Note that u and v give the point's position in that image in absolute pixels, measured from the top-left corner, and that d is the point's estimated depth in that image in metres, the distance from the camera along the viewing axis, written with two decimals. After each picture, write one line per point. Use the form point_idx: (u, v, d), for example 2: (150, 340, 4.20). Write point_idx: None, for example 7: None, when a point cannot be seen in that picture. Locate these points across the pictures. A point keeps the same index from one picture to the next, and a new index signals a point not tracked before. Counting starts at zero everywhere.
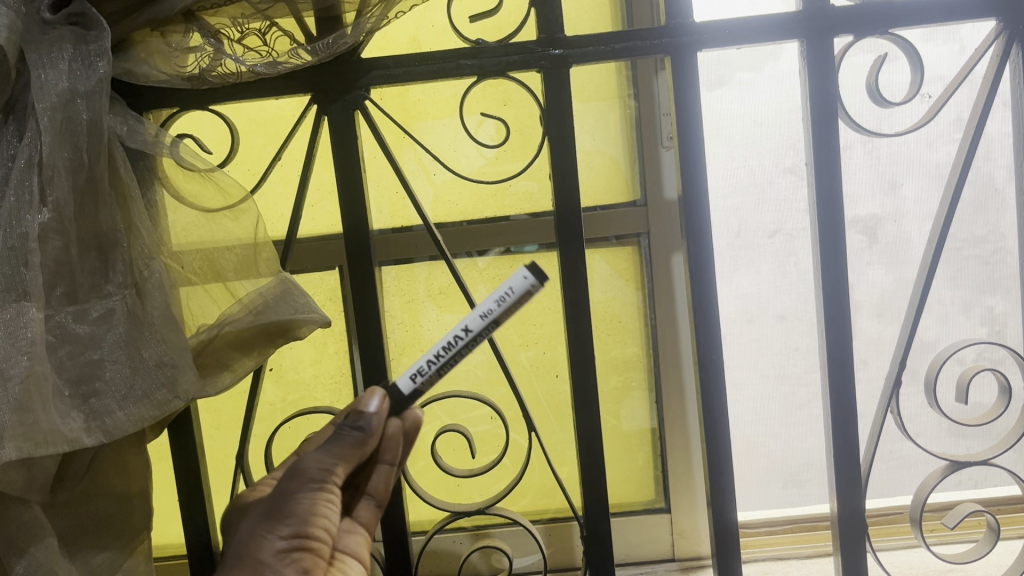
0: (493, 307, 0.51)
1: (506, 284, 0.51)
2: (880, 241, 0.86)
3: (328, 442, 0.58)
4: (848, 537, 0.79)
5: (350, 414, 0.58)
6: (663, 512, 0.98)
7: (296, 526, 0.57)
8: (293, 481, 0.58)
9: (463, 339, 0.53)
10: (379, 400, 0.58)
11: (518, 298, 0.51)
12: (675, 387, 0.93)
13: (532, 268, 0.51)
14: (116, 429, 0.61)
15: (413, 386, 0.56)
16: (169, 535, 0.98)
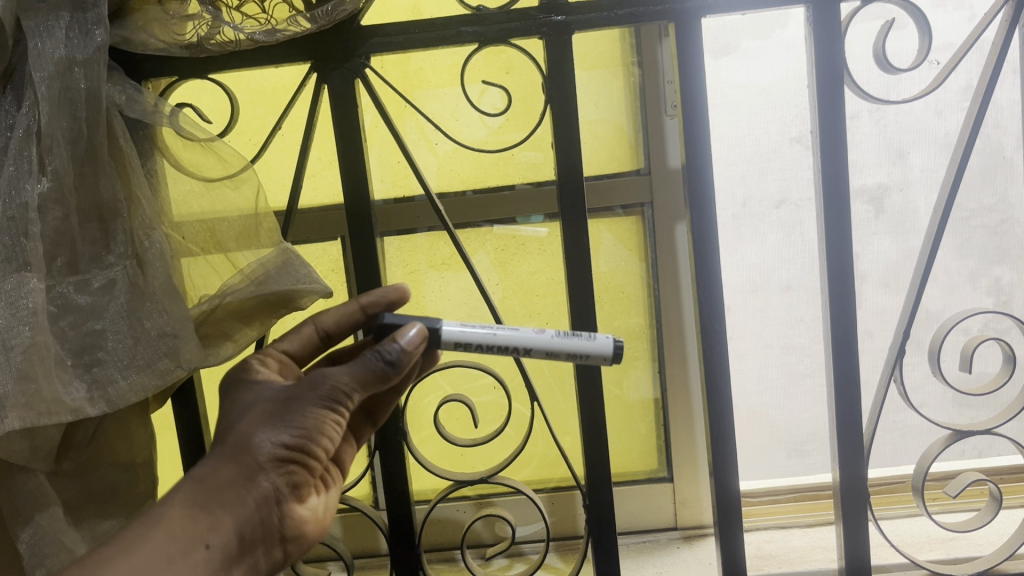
0: (564, 359, 0.61)
1: (585, 348, 0.61)
2: (887, 211, 0.86)
3: (355, 364, 0.59)
4: (851, 506, 0.79)
5: (382, 345, 0.58)
6: (667, 481, 0.98)
7: (297, 436, 0.60)
8: (308, 389, 0.60)
9: (519, 353, 0.61)
10: (417, 336, 0.59)
11: (585, 362, 0.61)
12: (679, 357, 0.93)
13: (612, 347, 0.61)
14: (119, 398, 0.61)
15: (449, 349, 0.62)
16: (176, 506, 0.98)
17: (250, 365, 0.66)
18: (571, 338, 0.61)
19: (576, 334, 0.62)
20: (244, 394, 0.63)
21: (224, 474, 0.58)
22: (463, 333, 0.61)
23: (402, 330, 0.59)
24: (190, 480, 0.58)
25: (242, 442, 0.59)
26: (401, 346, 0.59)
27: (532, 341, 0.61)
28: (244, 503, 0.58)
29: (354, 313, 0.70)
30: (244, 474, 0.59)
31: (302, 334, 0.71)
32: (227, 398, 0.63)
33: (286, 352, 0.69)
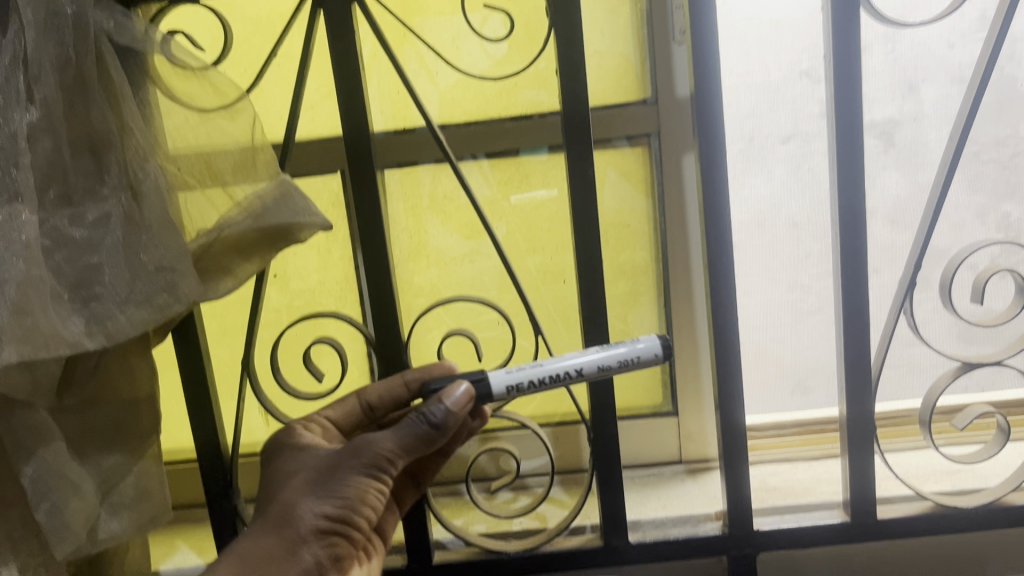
0: (615, 366, 0.67)
1: (633, 351, 0.67)
2: (896, 146, 0.83)
3: (396, 431, 0.67)
4: (858, 437, 0.78)
5: (427, 408, 0.66)
6: (671, 416, 0.96)
7: (339, 505, 0.67)
8: (351, 458, 0.68)
9: (573, 377, 0.67)
10: (462, 396, 0.65)
11: (637, 364, 0.67)
12: (685, 292, 0.91)
13: (661, 346, 0.67)
14: (118, 333, 0.60)
15: (504, 395, 0.67)
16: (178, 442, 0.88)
17: (295, 429, 0.74)
18: (617, 351, 0.67)
19: (620, 347, 0.68)
20: (289, 461, 0.71)
21: (269, 544, 0.65)
22: (512, 377, 0.67)
23: (446, 393, 0.66)
24: (234, 552, 0.65)
25: (286, 512, 0.66)
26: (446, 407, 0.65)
27: (580, 362, 0.67)
28: (289, 574, 0.65)
29: (399, 386, 0.75)
30: (289, 542, 0.65)
31: (347, 405, 0.77)
32: (275, 462, 0.71)
33: (329, 421, 0.76)
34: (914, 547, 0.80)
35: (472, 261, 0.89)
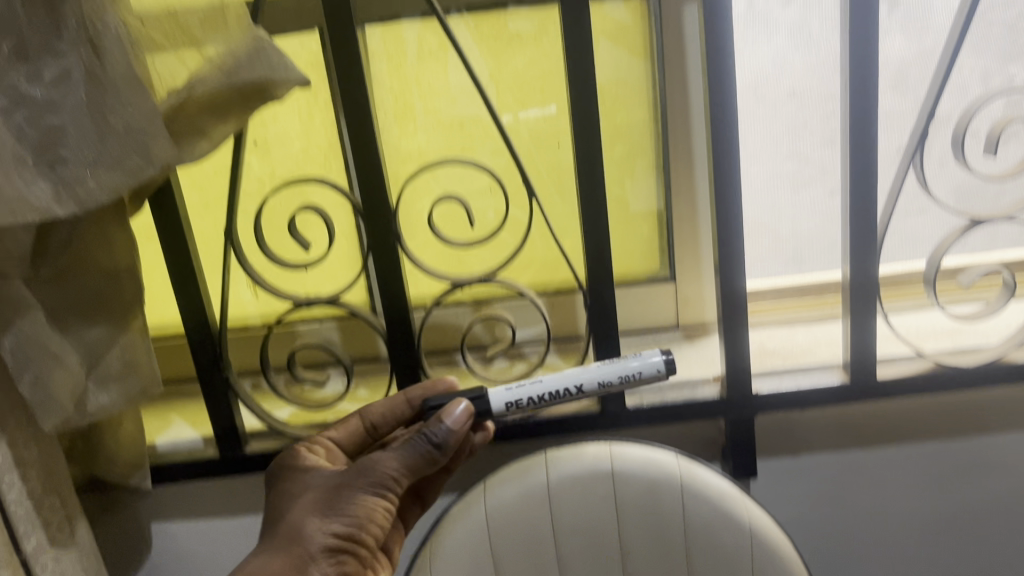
0: (615, 382, 0.65)
1: (636, 366, 0.66)
2: (903, 5, 0.73)
3: (402, 448, 0.63)
4: (859, 293, 0.76)
5: (429, 428, 0.63)
6: (668, 282, 0.93)
7: (348, 524, 0.61)
8: (358, 476, 0.62)
9: (573, 394, 0.66)
10: (462, 414, 0.63)
11: (639, 380, 0.65)
12: (685, 154, 0.87)
13: (664, 361, 0.66)
14: (89, 198, 0.57)
15: (504, 413, 0.66)
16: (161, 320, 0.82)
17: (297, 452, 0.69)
18: (621, 364, 0.66)
19: (624, 360, 0.66)
20: (293, 483, 0.65)
21: (276, 564, 0.58)
22: (512, 394, 0.66)
23: (446, 412, 0.64)
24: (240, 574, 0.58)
25: (294, 530, 0.60)
26: (447, 424, 0.63)
27: (580, 378, 0.66)
28: None
29: (401, 403, 0.73)
30: (298, 562, 0.59)
31: (349, 425, 0.73)
32: (278, 485, 0.66)
33: (332, 443, 0.71)
34: (919, 405, 0.77)
35: (461, 125, 0.79)
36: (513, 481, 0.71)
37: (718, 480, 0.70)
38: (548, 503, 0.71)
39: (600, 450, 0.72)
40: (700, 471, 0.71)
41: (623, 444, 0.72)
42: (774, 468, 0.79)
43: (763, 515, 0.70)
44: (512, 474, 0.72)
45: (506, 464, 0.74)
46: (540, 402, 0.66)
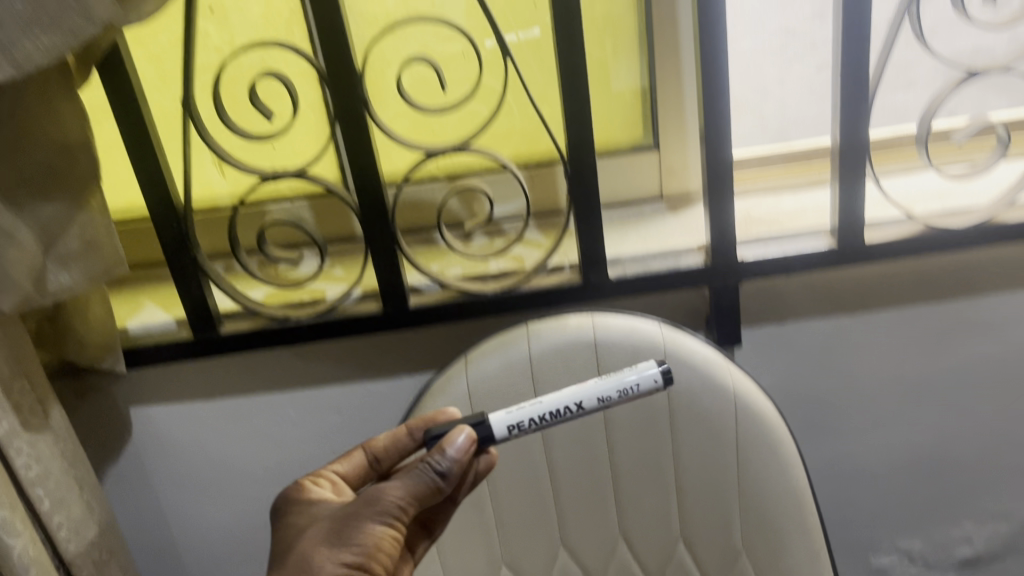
0: (620, 396, 0.52)
1: (635, 377, 0.53)
2: None
3: (406, 473, 0.51)
4: (848, 157, 0.73)
5: (431, 457, 0.50)
6: (650, 151, 0.89)
7: (357, 559, 0.49)
8: (364, 506, 0.50)
9: (572, 413, 0.53)
10: (465, 441, 0.50)
11: (642, 394, 0.53)
12: (668, 16, 0.81)
13: (662, 370, 0.53)
14: (26, 61, 0.53)
15: (505, 438, 0.52)
16: (125, 201, 0.79)
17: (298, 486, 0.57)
18: (616, 375, 0.53)
19: (620, 371, 0.53)
20: (297, 514, 0.54)
21: None
22: (510, 417, 0.52)
23: (446, 438, 0.51)
24: None
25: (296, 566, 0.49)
26: (449, 454, 0.50)
27: (579, 393, 0.53)
28: None
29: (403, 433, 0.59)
30: None
31: (352, 457, 0.58)
32: (281, 525, 0.54)
33: (336, 476, 0.57)
34: (904, 267, 0.75)
35: None
36: (494, 354, 0.70)
37: (701, 347, 0.69)
38: (529, 372, 0.69)
39: (582, 321, 0.70)
40: (684, 339, 0.69)
41: (606, 315, 0.70)
42: (759, 336, 0.78)
43: (745, 378, 0.69)
44: (493, 346, 0.70)
45: (486, 338, 0.72)
46: (536, 427, 0.52)
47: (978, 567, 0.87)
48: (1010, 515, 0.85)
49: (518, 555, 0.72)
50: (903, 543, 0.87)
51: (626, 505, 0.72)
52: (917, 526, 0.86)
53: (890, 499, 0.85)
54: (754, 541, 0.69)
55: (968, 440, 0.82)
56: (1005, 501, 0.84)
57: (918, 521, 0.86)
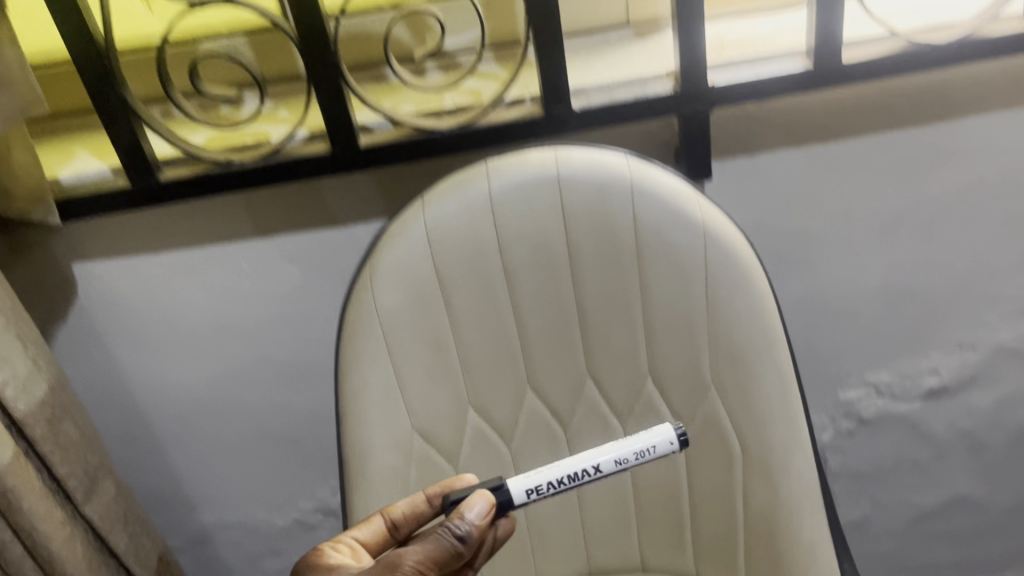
0: (637, 458, 0.56)
1: (650, 440, 0.57)
2: None
3: (426, 538, 0.49)
4: None
5: (450, 521, 0.49)
6: None
7: None
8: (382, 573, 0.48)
9: (590, 474, 0.56)
10: (486, 507, 0.51)
11: (659, 456, 0.57)
12: None
13: (678, 432, 0.57)
14: None
15: (523, 501, 0.55)
16: (41, 41, 0.73)
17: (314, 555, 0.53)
18: (633, 437, 0.57)
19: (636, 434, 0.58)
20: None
21: None
22: (530, 478, 0.55)
23: (466, 502, 0.51)
24: None
25: None
26: (470, 518, 0.50)
27: (596, 455, 0.56)
28: None
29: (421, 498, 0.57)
30: None
31: (371, 524, 0.55)
32: None
33: (355, 542, 0.54)
34: (882, 89, 0.71)
35: None
36: (452, 194, 0.65)
37: (669, 178, 0.66)
38: (490, 214, 0.65)
39: (545, 156, 0.65)
40: (651, 170, 0.66)
41: (570, 148, 0.66)
42: (730, 167, 0.75)
43: (715, 208, 0.66)
44: (450, 186, 0.65)
45: (442, 178, 0.68)
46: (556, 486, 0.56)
47: (944, 397, 0.87)
48: (976, 344, 0.85)
49: (485, 397, 0.71)
50: (869, 375, 0.87)
51: (594, 344, 0.70)
52: (885, 358, 0.86)
53: (859, 332, 0.84)
54: (723, 373, 0.67)
55: (939, 271, 0.81)
56: (973, 331, 0.84)
57: (886, 355, 0.86)
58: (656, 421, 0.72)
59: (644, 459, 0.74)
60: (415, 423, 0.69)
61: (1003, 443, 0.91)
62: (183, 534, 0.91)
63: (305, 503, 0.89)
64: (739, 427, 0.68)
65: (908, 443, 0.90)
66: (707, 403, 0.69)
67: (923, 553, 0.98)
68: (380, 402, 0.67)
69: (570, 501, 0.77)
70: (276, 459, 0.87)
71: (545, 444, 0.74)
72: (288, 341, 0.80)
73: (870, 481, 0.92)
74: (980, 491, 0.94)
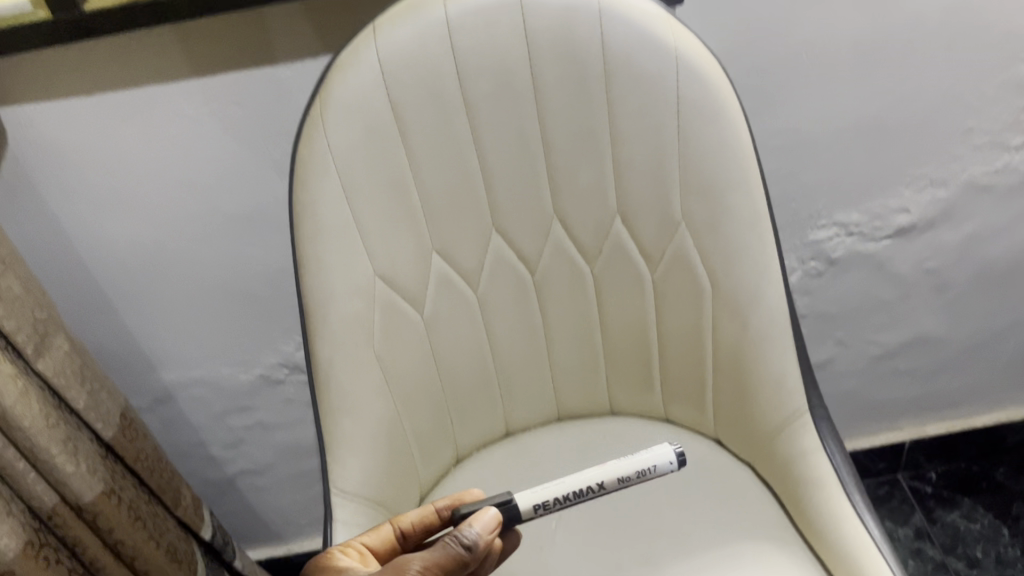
0: (637, 475, 0.55)
1: (651, 459, 0.56)
2: None
3: (432, 545, 0.49)
4: None
5: (457, 531, 0.50)
6: None
7: None
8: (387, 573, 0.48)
9: (592, 491, 0.55)
10: (489, 518, 0.51)
11: (659, 475, 0.56)
12: None
13: (677, 451, 0.56)
14: None
15: (532, 515, 0.55)
16: None
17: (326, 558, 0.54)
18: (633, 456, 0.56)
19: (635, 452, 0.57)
20: None
21: None
22: (538, 493, 0.55)
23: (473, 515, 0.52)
24: None
25: None
26: (473, 529, 0.50)
27: (599, 472, 0.56)
28: None
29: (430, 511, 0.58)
30: None
31: (380, 531, 0.57)
32: None
33: (365, 548, 0.56)
34: None
35: None
36: (406, 20, 0.60)
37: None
38: (448, 42, 0.61)
39: None
40: None
41: None
42: None
43: (687, 33, 0.62)
44: (404, 10, 0.60)
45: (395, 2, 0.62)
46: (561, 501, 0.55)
47: (912, 235, 0.87)
48: (948, 181, 0.83)
49: (449, 240, 0.68)
50: (839, 216, 0.86)
51: (560, 182, 0.67)
52: (856, 198, 0.84)
53: (831, 171, 0.82)
54: (694, 210, 0.66)
55: (915, 105, 0.78)
56: (945, 168, 0.82)
57: (858, 196, 0.84)
58: (625, 260, 0.70)
59: (613, 301, 0.73)
60: (376, 266, 0.65)
61: (968, 281, 0.91)
62: (146, 393, 0.90)
63: (269, 358, 0.89)
64: (710, 263, 0.67)
65: (873, 282, 0.91)
66: (677, 239, 0.68)
67: (880, 390, 1.02)
68: (339, 245, 0.63)
69: (539, 349, 0.76)
70: (238, 314, 0.85)
71: (513, 289, 0.72)
72: (238, 191, 0.76)
73: (835, 321, 0.94)
74: (941, 328, 0.96)
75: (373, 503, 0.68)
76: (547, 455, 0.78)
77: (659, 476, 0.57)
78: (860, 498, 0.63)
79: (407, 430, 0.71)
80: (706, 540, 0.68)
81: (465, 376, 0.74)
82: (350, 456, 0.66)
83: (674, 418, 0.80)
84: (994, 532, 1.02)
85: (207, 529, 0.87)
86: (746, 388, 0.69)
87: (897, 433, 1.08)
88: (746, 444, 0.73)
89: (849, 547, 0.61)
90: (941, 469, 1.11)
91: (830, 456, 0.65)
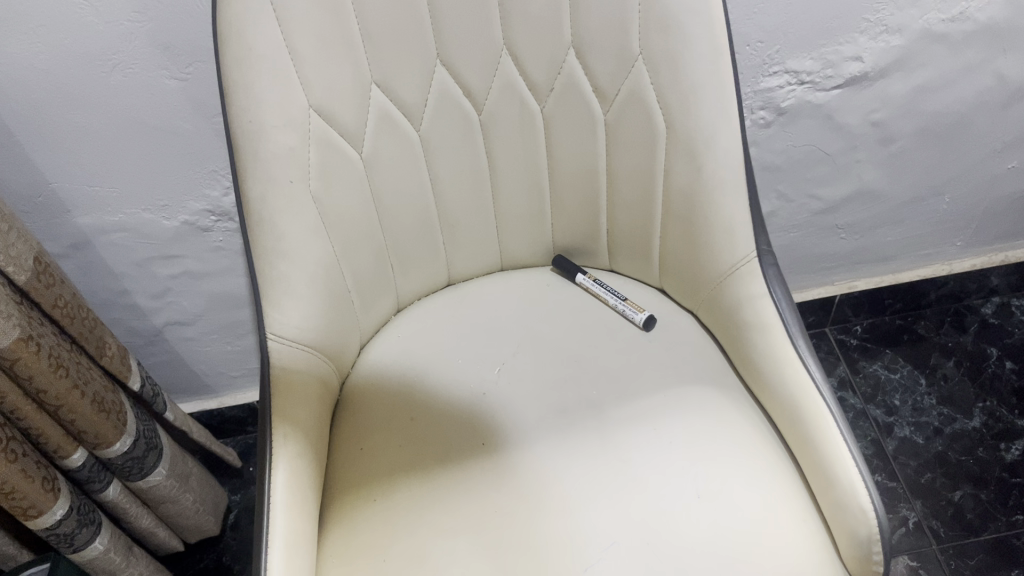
0: (617, 306, 0.75)
1: (629, 310, 0.74)
2: None
3: None
4: None
5: None
6: None
7: None
8: None
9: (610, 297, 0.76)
10: None
11: (629, 314, 0.74)
12: None
13: (643, 319, 0.73)
14: None
15: (583, 281, 0.77)
16: None
17: None
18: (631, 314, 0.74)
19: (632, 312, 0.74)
20: None
21: None
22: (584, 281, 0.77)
23: None
24: None
25: None
26: None
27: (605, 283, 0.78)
28: None
29: None
30: None
31: None
32: None
33: None
34: None
35: None
36: None
37: None
38: None
39: None
40: None
41: None
42: None
43: None
44: None
45: None
46: (593, 286, 0.77)
47: (863, 84, 0.86)
48: (904, 28, 0.81)
49: (391, 74, 0.63)
50: (793, 64, 0.83)
51: (511, 10, 0.62)
52: (812, 43, 0.81)
53: (791, 14, 0.78)
54: (654, 44, 0.62)
55: None
56: (904, 15, 0.79)
57: (814, 43, 0.81)
58: (578, 98, 0.67)
59: (562, 142, 0.70)
60: (312, 99, 0.60)
61: (912, 133, 0.92)
62: (62, 238, 0.84)
63: (195, 204, 0.85)
64: (665, 101, 0.64)
65: (821, 133, 0.90)
66: (633, 74, 0.64)
67: (815, 243, 1.05)
68: (270, 75, 0.57)
69: (485, 196, 0.73)
70: (159, 152, 0.79)
71: (458, 129, 0.68)
72: (151, 12, 0.68)
73: (778, 174, 0.94)
74: (881, 181, 0.97)
75: (311, 348, 0.66)
76: (490, 304, 0.77)
77: (632, 315, 0.74)
78: (803, 341, 0.63)
79: (347, 274, 0.68)
80: (649, 382, 0.69)
81: (407, 222, 0.71)
82: (288, 299, 0.64)
83: (618, 267, 0.79)
84: (913, 383, 1.10)
85: (135, 379, 0.85)
86: (696, 234, 0.68)
87: (828, 287, 1.12)
88: (690, 292, 0.73)
89: (791, 387, 0.62)
90: (867, 322, 1.17)
91: (776, 300, 0.65)
